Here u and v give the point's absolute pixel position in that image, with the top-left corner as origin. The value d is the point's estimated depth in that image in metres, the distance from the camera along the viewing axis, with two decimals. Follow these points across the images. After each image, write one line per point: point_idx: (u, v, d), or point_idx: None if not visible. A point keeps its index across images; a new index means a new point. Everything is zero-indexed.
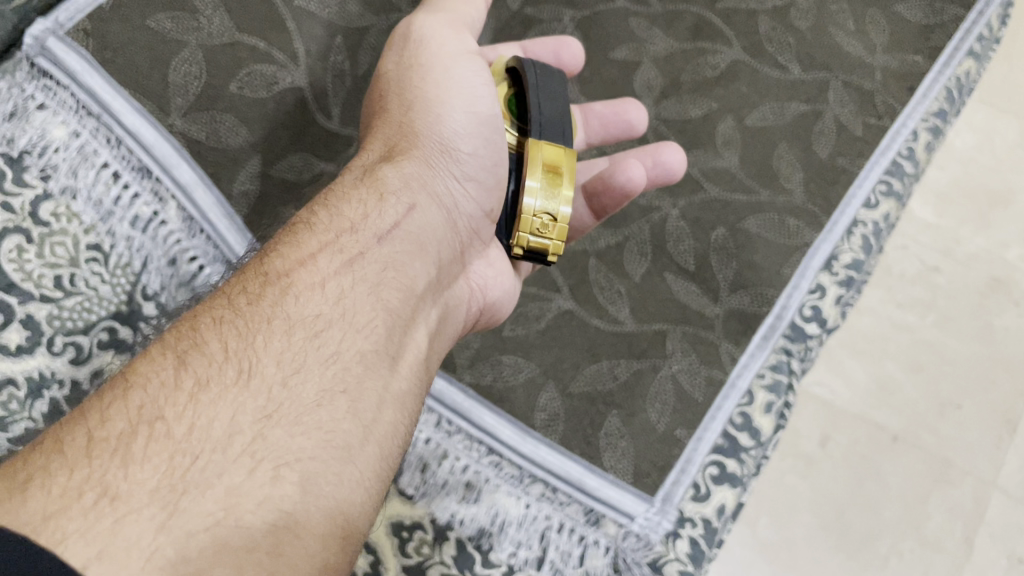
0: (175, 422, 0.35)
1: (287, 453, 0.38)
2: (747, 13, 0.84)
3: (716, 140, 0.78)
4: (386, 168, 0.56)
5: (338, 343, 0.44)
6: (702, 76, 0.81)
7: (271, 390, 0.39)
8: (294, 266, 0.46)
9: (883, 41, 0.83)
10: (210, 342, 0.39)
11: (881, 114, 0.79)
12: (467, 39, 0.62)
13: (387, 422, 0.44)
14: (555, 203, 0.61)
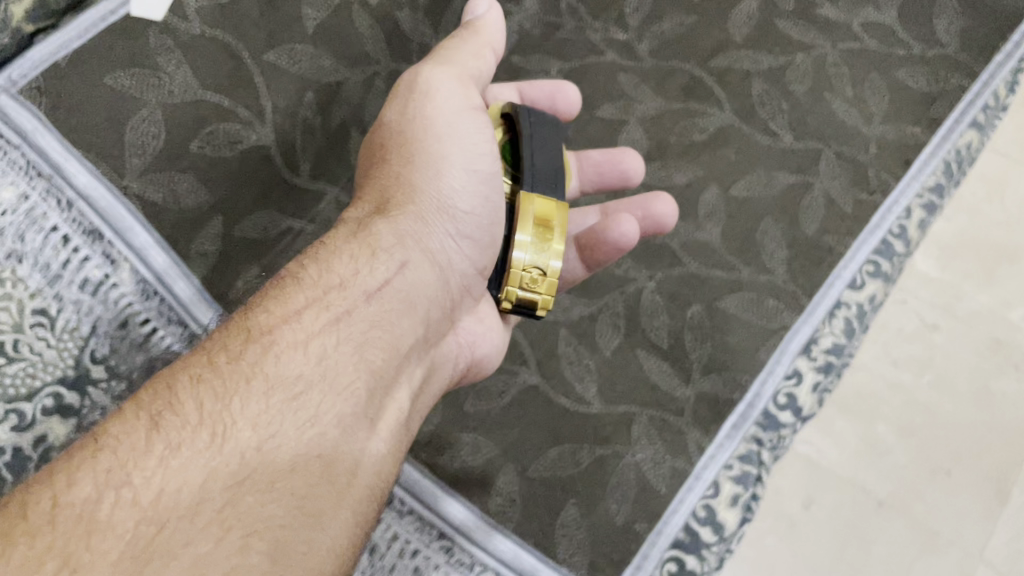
0: (142, 490, 0.33)
1: (257, 521, 0.35)
2: (741, 73, 0.81)
3: (699, 211, 0.75)
4: (379, 224, 0.51)
5: (317, 407, 0.41)
6: (689, 140, 0.78)
7: (244, 456, 0.36)
8: (278, 323, 0.42)
9: (882, 109, 0.79)
10: (186, 402, 0.37)
11: (874, 189, 0.76)
12: (472, 94, 0.58)
13: (360, 487, 0.42)
14: (545, 257, 0.55)
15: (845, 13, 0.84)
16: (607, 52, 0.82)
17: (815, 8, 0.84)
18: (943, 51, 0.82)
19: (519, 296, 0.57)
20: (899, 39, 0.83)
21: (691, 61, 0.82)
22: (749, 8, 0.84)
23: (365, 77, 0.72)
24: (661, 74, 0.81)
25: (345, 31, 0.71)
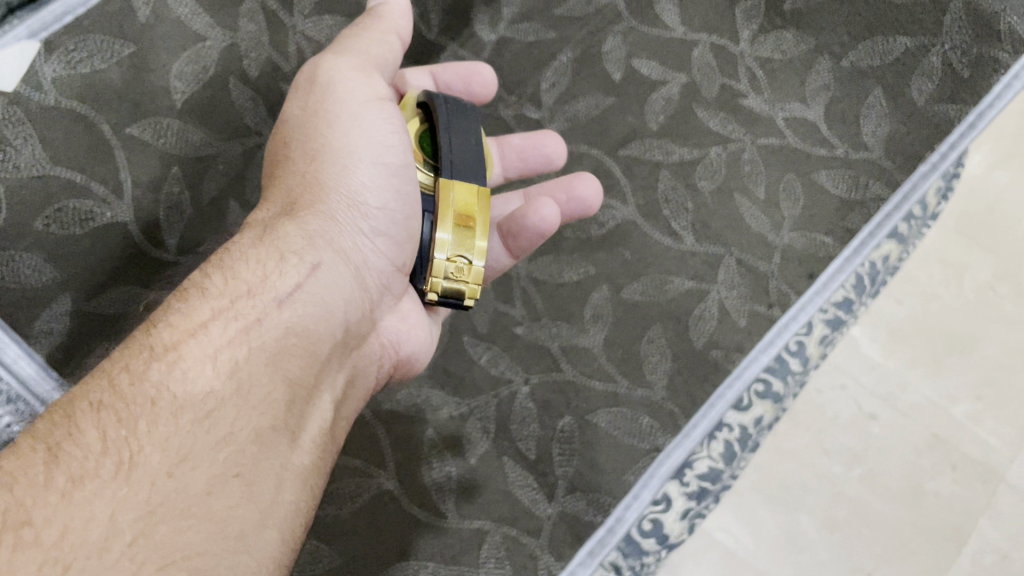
0: (44, 527, 0.35)
1: (173, 551, 0.38)
2: (650, 165, 0.77)
3: (585, 313, 0.71)
4: (286, 226, 0.53)
5: (231, 424, 0.44)
6: (586, 234, 0.74)
7: (155, 481, 0.39)
8: (183, 338, 0.44)
9: (794, 215, 0.75)
10: (88, 430, 0.39)
11: (772, 302, 0.72)
12: (376, 81, 0.57)
13: (282, 500, 0.46)
14: (468, 248, 0.58)
15: (769, 104, 0.79)
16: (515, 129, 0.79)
17: (738, 97, 0.79)
18: (867, 155, 0.76)
19: (444, 288, 0.58)
20: (823, 138, 0.77)
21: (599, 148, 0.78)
22: (669, 93, 0.80)
23: (246, 150, 0.70)
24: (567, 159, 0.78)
25: (217, 104, 0.68)
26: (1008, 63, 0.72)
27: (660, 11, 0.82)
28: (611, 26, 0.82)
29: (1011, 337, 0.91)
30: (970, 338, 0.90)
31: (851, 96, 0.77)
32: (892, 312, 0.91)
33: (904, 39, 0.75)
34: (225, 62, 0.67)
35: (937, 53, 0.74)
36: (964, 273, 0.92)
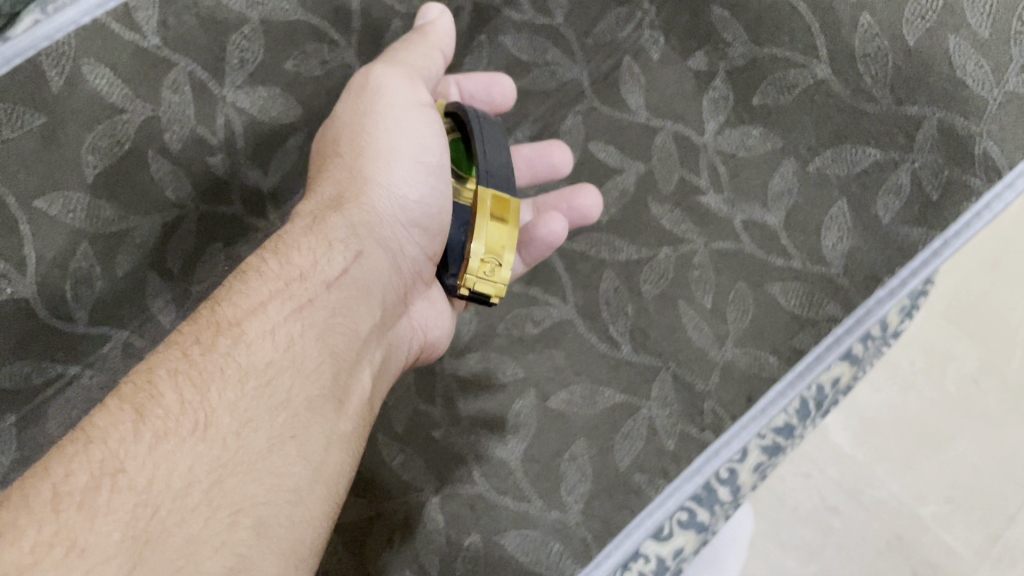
0: (135, 476, 0.40)
1: (242, 500, 0.43)
2: (594, 262, 0.73)
3: (507, 421, 0.68)
4: (334, 218, 0.58)
5: (287, 391, 0.48)
6: (519, 332, 0.71)
7: (226, 439, 0.44)
8: (246, 317, 0.49)
9: (740, 329, 0.71)
10: (166, 391, 0.44)
11: (705, 425, 0.68)
12: (419, 91, 0.64)
13: (330, 463, 0.49)
14: (501, 250, 0.60)
15: (728, 203, 0.75)
16: None
17: (696, 193, 0.76)
18: (824, 269, 0.71)
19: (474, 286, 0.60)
20: (781, 245, 0.73)
21: None
22: (625, 181, 0.77)
23: (167, 224, 0.67)
24: None
25: (133, 178, 0.65)
26: (981, 191, 0.66)
27: (625, 93, 0.79)
28: (568, 106, 0.80)
29: (991, 439, 0.92)
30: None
31: (814, 203, 0.73)
32: (868, 401, 0.94)
33: (874, 151, 0.70)
34: (143, 134, 0.64)
35: (908, 169, 0.69)
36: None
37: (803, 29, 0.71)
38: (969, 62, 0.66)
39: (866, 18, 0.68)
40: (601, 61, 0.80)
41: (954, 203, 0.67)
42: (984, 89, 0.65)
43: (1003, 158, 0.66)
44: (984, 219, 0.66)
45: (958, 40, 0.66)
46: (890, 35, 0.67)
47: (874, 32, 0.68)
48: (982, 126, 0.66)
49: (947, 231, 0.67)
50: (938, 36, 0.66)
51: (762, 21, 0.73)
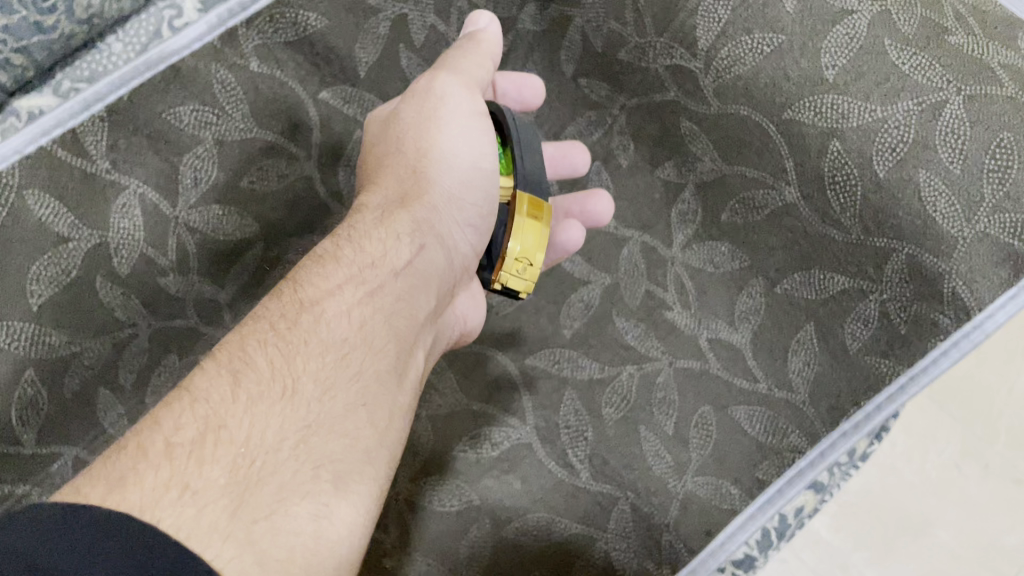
0: (235, 431, 0.44)
1: (326, 457, 0.46)
2: (556, 381, 0.72)
3: (461, 552, 0.68)
4: (401, 212, 0.61)
5: (360, 365, 0.51)
6: (476, 456, 0.70)
7: (310, 406, 0.48)
8: (323, 295, 0.53)
9: (702, 457, 0.69)
10: (258, 360, 0.48)
11: (662, 561, 0.68)
12: (480, 99, 0.65)
13: (395, 430, 0.52)
14: (534, 249, 0.64)
15: (694, 320, 0.73)
16: None
17: (662, 308, 0.74)
18: (789, 395, 0.70)
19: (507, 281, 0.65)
20: (748, 368, 0.71)
21: (508, 351, 0.73)
22: (589, 295, 0.75)
23: (119, 343, 0.65)
24: (475, 362, 0.73)
25: (80, 305, 0.63)
26: (948, 329, 0.64)
27: None
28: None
29: None
30: (926, 520, 0.79)
31: (780, 327, 0.71)
32: None
33: (842, 278, 0.68)
34: (90, 262, 0.63)
35: (877, 299, 0.67)
36: (927, 445, 0.80)
37: (771, 150, 0.69)
38: (938, 198, 0.63)
39: (835, 145, 0.66)
40: (570, 167, 0.77)
41: (921, 338, 0.65)
42: (955, 225, 0.63)
43: (973, 299, 0.63)
44: (947, 358, 0.65)
45: (928, 175, 0.63)
46: (859, 164, 0.65)
47: (842, 160, 0.66)
48: (952, 264, 0.63)
49: (912, 367, 0.66)
50: (907, 169, 0.64)
51: (730, 139, 0.71)
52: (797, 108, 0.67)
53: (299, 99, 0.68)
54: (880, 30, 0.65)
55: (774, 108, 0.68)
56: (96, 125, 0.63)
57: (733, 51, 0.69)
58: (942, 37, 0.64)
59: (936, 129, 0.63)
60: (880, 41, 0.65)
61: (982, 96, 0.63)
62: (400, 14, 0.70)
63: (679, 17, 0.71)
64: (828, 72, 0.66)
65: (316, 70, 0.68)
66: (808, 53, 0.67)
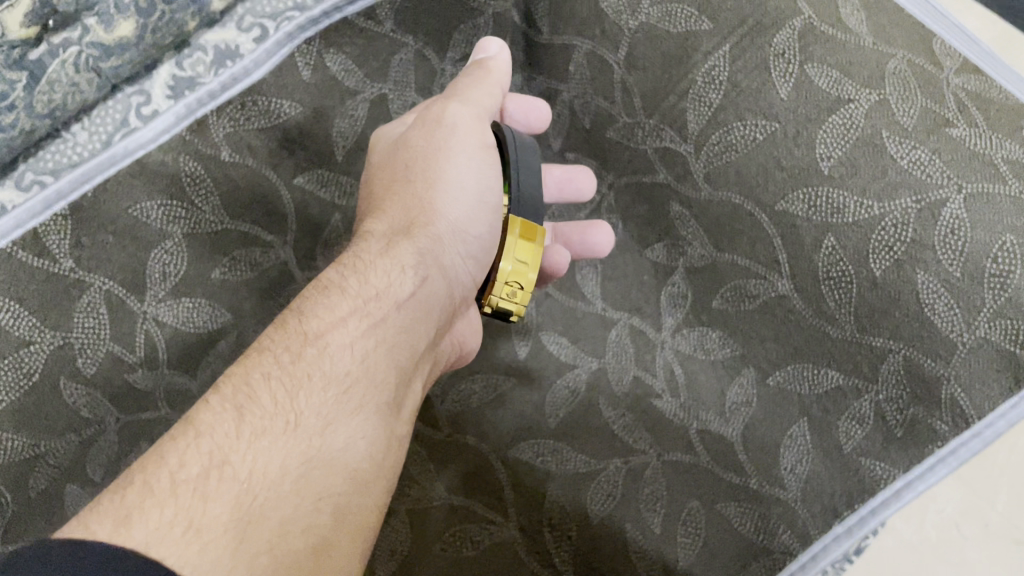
0: (239, 467, 0.43)
1: (325, 492, 0.45)
2: (539, 474, 0.70)
3: None
4: (405, 242, 0.59)
5: (362, 399, 0.50)
6: (456, 556, 0.67)
7: (312, 441, 0.46)
8: (328, 327, 0.52)
9: (690, 557, 0.67)
10: (261, 394, 0.47)
11: None
12: (486, 133, 0.65)
13: (388, 462, 0.52)
14: (524, 272, 0.63)
15: (684, 409, 0.71)
16: None
17: (650, 396, 0.72)
18: (780, 492, 0.67)
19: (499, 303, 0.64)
20: (737, 461, 0.69)
21: (491, 440, 0.71)
22: (576, 381, 0.73)
23: (82, 442, 0.63)
24: (456, 451, 0.70)
25: (43, 407, 0.61)
26: (947, 436, 0.61)
27: (580, 279, 0.76)
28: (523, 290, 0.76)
29: None
30: None
31: (773, 421, 0.69)
32: None
33: (835, 372, 0.66)
34: (53, 364, 0.61)
35: (872, 399, 0.64)
36: None
37: (763, 240, 0.66)
38: (937, 299, 0.60)
39: (829, 240, 0.63)
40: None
41: (917, 443, 0.62)
42: (954, 329, 0.60)
43: (971, 407, 0.60)
44: (946, 466, 0.61)
45: (926, 276, 0.60)
46: (855, 261, 0.63)
47: (837, 257, 0.63)
48: (950, 369, 0.60)
49: (908, 473, 0.63)
50: (904, 269, 0.61)
51: (721, 224, 0.68)
52: (790, 199, 0.64)
53: (274, 186, 0.67)
54: (876, 121, 0.62)
55: (766, 197, 0.65)
56: (58, 224, 0.60)
57: (726, 136, 0.66)
58: (942, 130, 0.61)
59: (936, 230, 0.60)
60: (877, 133, 0.62)
61: (984, 198, 0.59)
62: (380, 93, 0.70)
63: (667, 99, 0.68)
64: (822, 163, 0.63)
65: (292, 155, 0.67)
66: (803, 142, 0.64)
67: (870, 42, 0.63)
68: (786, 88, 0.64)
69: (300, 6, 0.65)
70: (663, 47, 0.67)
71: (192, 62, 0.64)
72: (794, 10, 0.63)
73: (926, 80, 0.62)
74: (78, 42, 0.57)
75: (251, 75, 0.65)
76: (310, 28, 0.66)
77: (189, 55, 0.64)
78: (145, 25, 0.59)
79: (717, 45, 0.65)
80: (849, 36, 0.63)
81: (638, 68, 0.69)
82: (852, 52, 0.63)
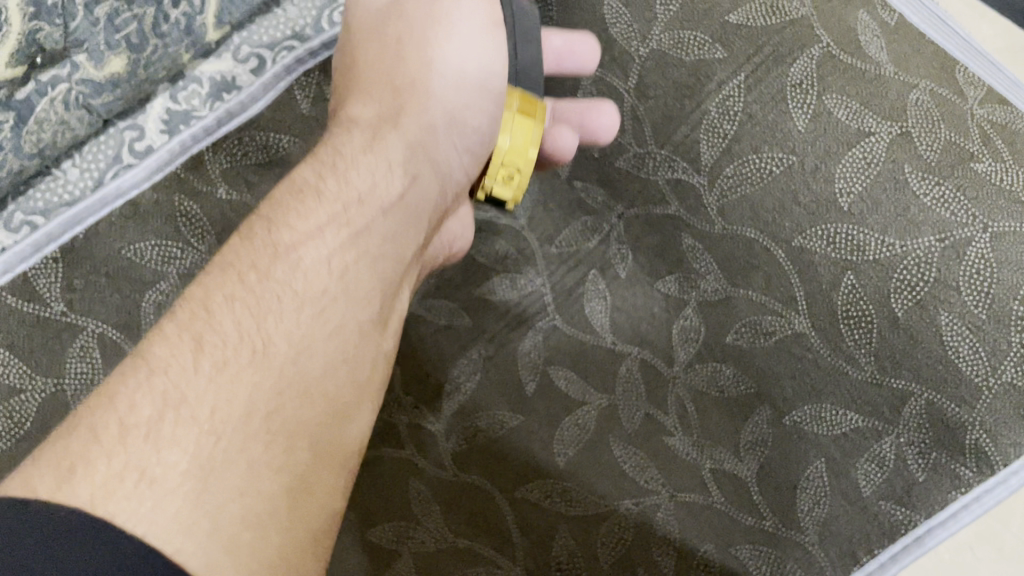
0: (197, 407, 0.41)
1: (299, 421, 0.44)
2: (549, 516, 0.67)
3: None
4: (392, 133, 0.56)
5: (342, 318, 0.49)
6: None
7: (283, 366, 0.45)
8: (302, 240, 0.49)
9: None
10: (223, 321, 0.44)
11: None
12: (497, 10, 0.60)
13: (376, 378, 0.51)
14: (510, 190, 0.63)
15: (697, 448, 0.68)
16: (404, 444, 0.69)
17: (663, 433, 0.69)
18: (796, 535, 0.65)
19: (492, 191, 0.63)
20: (752, 502, 0.66)
21: (497, 480, 0.68)
22: (585, 418, 0.70)
23: None
24: (461, 491, 0.68)
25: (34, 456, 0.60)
26: (971, 482, 0.60)
27: (589, 311, 0.73)
28: (529, 323, 0.72)
29: None
30: None
31: (786, 462, 0.66)
32: None
33: (854, 415, 0.63)
34: (46, 413, 0.60)
35: (892, 442, 0.62)
36: None
37: (780, 277, 0.64)
38: (961, 341, 0.59)
39: (848, 279, 0.61)
40: (566, 272, 0.73)
41: (940, 489, 0.61)
42: (978, 373, 0.58)
43: (997, 453, 0.59)
44: (971, 513, 0.60)
45: (951, 317, 0.59)
46: (875, 300, 0.61)
47: (856, 296, 0.61)
48: (975, 415, 0.59)
49: (931, 520, 0.61)
50: (928, 311, 0.59)
51: (734, 261, 0.66)
52: (808, 236, 0.62)
53: None
54: (900, 156, 0.60)
55: (783, 233, 0.63)
56: (48, 267, 0.60)
57: (740, 170, 0.64)
58: (967, 165, 0.59)
59: (960, 271, 0.58)
60: (899, 167, 0.60)
61: (1011, 236, 0.58)
62: None
63: (679, 129, 0.66)
64: (841, 200, 0.61)
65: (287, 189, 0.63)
66: (821, 178, 0.62)
67: (891, 72, 0.62)
68: (802, 122, 0.62)
69: (300, 36, 0.63)
70: (673, 75, 0.66)
71: (187, 95, 0.62)
72: (811, 38, 0.62)
73: (949, 112, 0.60)
74: (68, 79, 0.56)
75: (248, 110, 0.62)
76: (309, 59, 0.63)
77: (184, 87, 0.62)
78: (137, 60, 0.58)
79: (730, 75, 0.64)
80: (870, 66, 0.62)
81: (650, 97, 0.67)
82: (872, 83, 0.61)
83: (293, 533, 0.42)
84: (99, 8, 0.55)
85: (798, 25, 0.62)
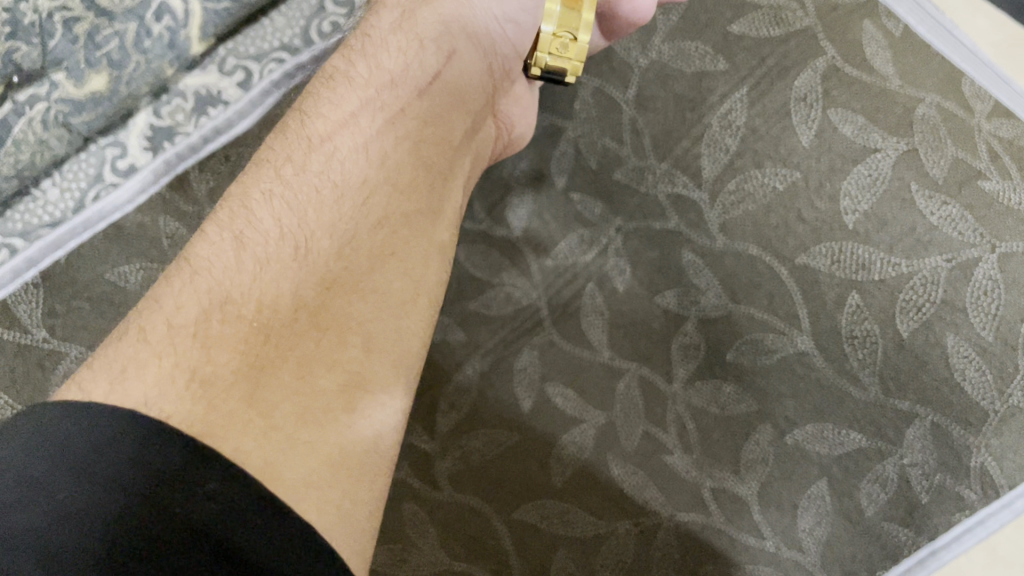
0: (243, 304, 0.43)
1: (348, 318, 0.47)
2: (545, 538, 0.64)
3: None
4: (424, 8, 0.55)
5: (383, 207, 0.50)
6: None
7: (328, 261, 0.47)
8: (336, 128, 0.50)
9: None
10: (263, 218, 0.46)
11: None
12: None
13: (429, 272, 0.53)
14: (574, 24, 0.58)
15: (697, 467, 0.64)
16: (399, 463, 0.65)
17: (661, 452, 0.65)
18: (797, 555, 0.62)
19: (549, 63, 0.59)
20: (752, 522, 0.63)
21: (492, 502, 0.65)
22: (582, 436, 0.65)
23: None
24: (455, 515, 0.64)
25: None
26: (976, 505, 0.60)
27: (586, 326, 0.67)
28: (522, 339, 0.67)
29: None
30: None
31: (789, 479, 0.63)
32: None
33: (859, 435, 0.62)
34: None
35: (896, 463, 0.61)
36: None
37: (782, 293, 0.64)
38: (968, 363, 0.61)
39: (853, 297, 0.62)
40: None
41: (944, 511, 0.60)
42: (986, 396, 0.60)
43: (1002, 476, 0.60)
44: (975, 535, 0.60)
45: (956, 338, 0.61)
46: (880, 319, 0.62)
47: (862, 315, 0.62)
48: (980, 438, 0.60)
49: (935, 541, 0.60)
50: (935, 332, 0.61)
51: (737, 275, 0.65)
52: (811, 253, 0.63)
53: None
54: (904, 172, 0.63)
55: (786, 249, 0.64)
56: (31, 293, 0.60)
57: (743, 185, 0.65)
58: (975, 181, 0.62)
59: (967, 292, 0.61)
60: (905, 186, 0.62)
61: (1015, 255, 0.61)
62: None
63: (681, 143, 0.66)
64: (847, 217, 0.63)
65: None
66: (825, 195, 0.63)
67: (897, 85, 0.64)
68: (808, 135, 0.64)
69: (289, 47, 0.60)
70: (675, 88, 0.66)
71: (170, 110, 0.59)
72: (817, 50, 0.65)
73: (954, 126, 0.63)
74: (47, 97, 0.57)
75: (235, 126, 0.60)
76: (298, 74, 0.61)
77: (167, 102, 0.59)
78: (118, 77, 0.57)
79: (735, 87, 0.65)
80: (877, 79, 0.64)
81: (650, 110, 0.67)
82: (877, 96, 0.64)
83: (353, 430, 0.44)
84: (78, 27, 0.57)
85: (805, 35, 0.65)
